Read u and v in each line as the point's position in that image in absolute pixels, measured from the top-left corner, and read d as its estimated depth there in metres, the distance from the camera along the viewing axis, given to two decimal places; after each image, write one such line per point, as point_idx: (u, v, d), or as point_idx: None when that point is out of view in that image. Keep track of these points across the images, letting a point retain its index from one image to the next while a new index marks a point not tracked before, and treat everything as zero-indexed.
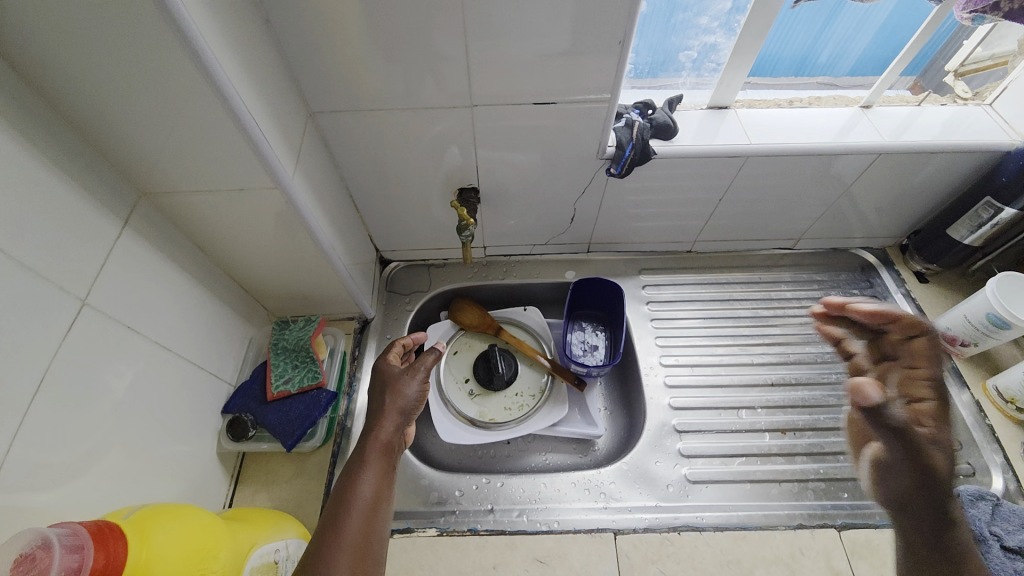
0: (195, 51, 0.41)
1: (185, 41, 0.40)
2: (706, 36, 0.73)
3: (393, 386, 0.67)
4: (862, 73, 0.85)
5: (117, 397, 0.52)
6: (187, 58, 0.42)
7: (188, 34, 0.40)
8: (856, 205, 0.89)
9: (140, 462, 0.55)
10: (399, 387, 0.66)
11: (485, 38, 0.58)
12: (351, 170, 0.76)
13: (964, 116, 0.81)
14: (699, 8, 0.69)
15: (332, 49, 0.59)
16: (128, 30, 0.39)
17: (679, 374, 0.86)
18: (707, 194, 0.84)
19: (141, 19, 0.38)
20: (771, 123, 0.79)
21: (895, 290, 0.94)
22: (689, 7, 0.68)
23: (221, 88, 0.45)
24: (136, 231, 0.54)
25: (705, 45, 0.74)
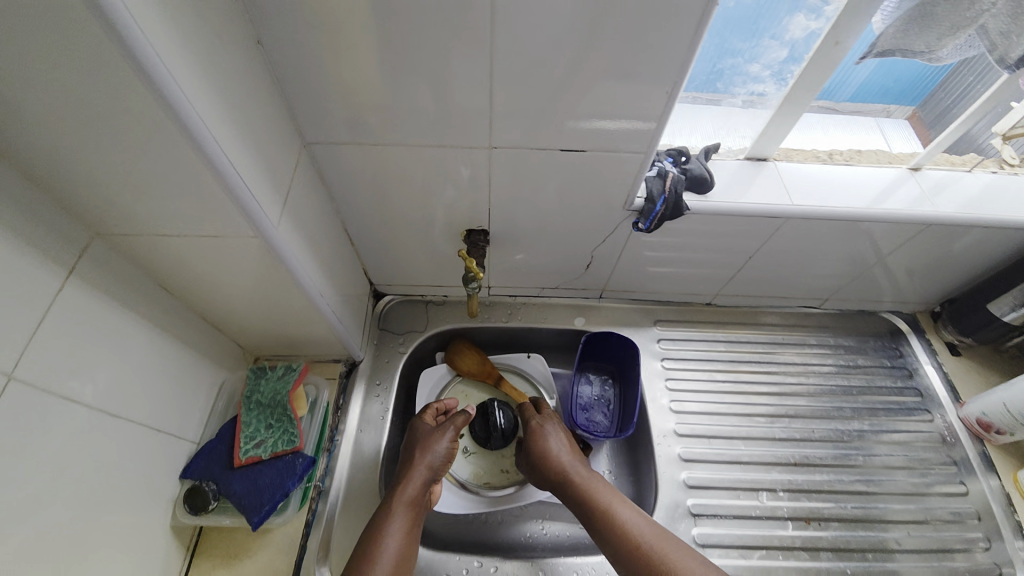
0: (157, 87, 0.33)
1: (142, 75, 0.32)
2: (754, 85, 0.66)
3: (425, 442, 0.69)
4: (863, 99, 0.77)
5: (52, 478, 0.43)
6: (145, 96, 0.33)
7: (150, 69, 0.32)
8: (890, 270, 0.83)
9: (78, 552, 0.46)
10: (429, 444, 0.69)
11: (514, 77, 0.51)
12: (348, 203, 0.68)
13: (1001, 188, 0.74)
14: (750, 55, 0.62)
15: (334, 76, 0.51)
16: (76, 61, 0.31)
17: (695, 447, 0.78)
18: (737, 250, 0.77)
19: (84, 48, 0.30)
20: (813, 181, 0.72)
21: (926, 361, 0.89)
22: (739, 53, 0.62)
23: (190, 129, 0.36)
24: (85, 280, 0.46)
25: (753, 92, 0.68)
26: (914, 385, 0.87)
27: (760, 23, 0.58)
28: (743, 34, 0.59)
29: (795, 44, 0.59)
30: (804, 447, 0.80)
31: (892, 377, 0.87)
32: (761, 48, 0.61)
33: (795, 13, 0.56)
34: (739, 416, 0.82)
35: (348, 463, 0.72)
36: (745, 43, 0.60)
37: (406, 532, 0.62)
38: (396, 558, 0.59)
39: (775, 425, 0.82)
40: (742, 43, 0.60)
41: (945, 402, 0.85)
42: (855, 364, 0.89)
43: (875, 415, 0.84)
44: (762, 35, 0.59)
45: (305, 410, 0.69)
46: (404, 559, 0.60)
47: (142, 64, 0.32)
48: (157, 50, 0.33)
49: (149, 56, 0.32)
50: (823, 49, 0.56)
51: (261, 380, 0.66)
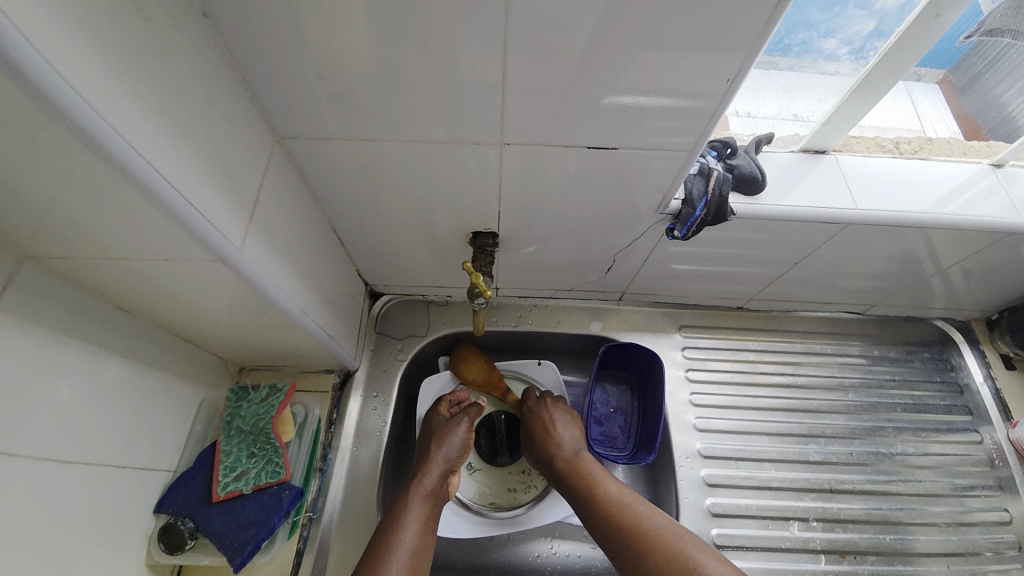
0: (43, 95, 0.24)
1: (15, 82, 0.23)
2: (828, 64, 0.57)
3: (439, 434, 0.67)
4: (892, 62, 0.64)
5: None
6: (32, 109, 0.25)
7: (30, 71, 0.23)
8: (951, 278, 0.74)
9: None
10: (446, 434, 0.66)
11: (532, 61, 0.41)
12: (336, 203, 0.59)
13: None
14: (828, 27, 0.53)
15: (307, 57, 0.41)
16: None
17: (720, 471, 0.72)
18: (781, 256, 0.68)
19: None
20: (880, 177, 0.62)
21: (979, 378, 0.82)
22: (815, 25, 0.52)
23: (105, 146, 0.28)
24: (16, 314, 0.39)
25: (825, 73, 0.58)
26: (961, 403, 0.81)
27: None
28: (823, 2, 0.49)
29: (886, 15, 0.48)
30: (840, 472, 0.75)
31: (940, 395, 0.81)
32: (843, 19, 0.51)
33: None
34: (769, 436, 0.76)
35: (343, 485, 0.66)
36: (824, 13, 0.51)
37: (425, 524, 0.58)
38: (416, 549, 0.55)
39: (810, 446, 0.76)
40: (820, 13, 0.51)
41: (996, 420, 0.79)
42: (902, 379, 0.82)
43: (918, 435, 0.78)
44: (846, 2, 0.50)
45: (293, 433, 0.63)
46: (423, 552, 0.55)
47: (13, 64, 0.23)
48: (36, 45, 0.24)
49: (22, 53, 0.23)
50: (920, 21, 0.45)
51: (242, 403, 0.59)
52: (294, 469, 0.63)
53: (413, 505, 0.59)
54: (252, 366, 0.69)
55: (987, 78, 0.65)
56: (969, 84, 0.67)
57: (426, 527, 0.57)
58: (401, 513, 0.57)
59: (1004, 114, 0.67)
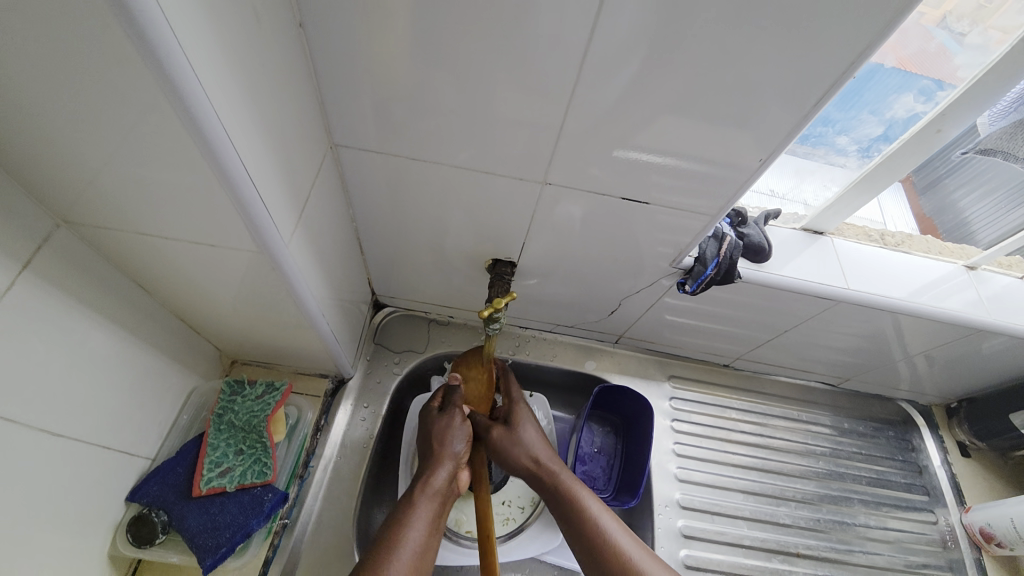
0: (169, 79, 0.27)
1: (150, 62, 0.26)
2: (836, 158, 0.63)
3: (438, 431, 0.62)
4: None
5: None
6: (155, 84, 0.27)
7: (161, 51, 0.26)
8: (921, 365, 0.80)
9: None
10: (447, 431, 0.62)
11: (587, 114, 0.45)
12: (365, 212, 0.60)
13: (1009, 292, 0.71)
14: (842, 126, 0.60)
15: (380, 73, 0.44)
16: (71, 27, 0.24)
17: (696, 523, 0.74)
18: (773, 322, 0.72)
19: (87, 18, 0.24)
20: (869, 262, 0.68)
21: (937, 461, 0.87)
22: (833, 121, 0.59)
23: (205, 135, 0.30)
24: (44, 275, 0.38)
25: (830, 167, 0.64)
26: (920, 482, 0.86)
27: (863, 94, 0.56)
28: (843, 104, 0.57)
29: (893, 124, 0.56)
30: (807, 537, 0.77)
31: (901, 472, 0.86)
32: (856, 121, 0.59)
33: (902, 91, 0.55)
34: (744, 493, 0.78)
35: (321, 495, 0.64)
36: (843, 112, 0.58)
37: (430, 527, 0.55)
38: (417, 555, 0.52)
39: (782, 509, 0.79)
40: (839, 112, 0.58)
41: (951, 503, 0.84)
42: (867, 453, 0.87)
43: (879, 509, 0.82)
44: (862, 108, 0.57)
45: (283, 434, 0.62)
46: (425, 558, 0.53)
47: (153, 45, 0.25)
48: (179, 40, 0.26)
49: (165, 40, 0.25)
50: (922, 132, 0.52)
51: (236, 398, 0.59)
52: (278, 472, 0.62)
53: (418, 508, 0.56)
54: (245, 361, 0.67)
55: (947, 183, 0.74)
56: (931, 185, 0.75)
57: (429, 530, 0.54)
58: (406, 515, 0.54)
59: (959, 218, 0.77)
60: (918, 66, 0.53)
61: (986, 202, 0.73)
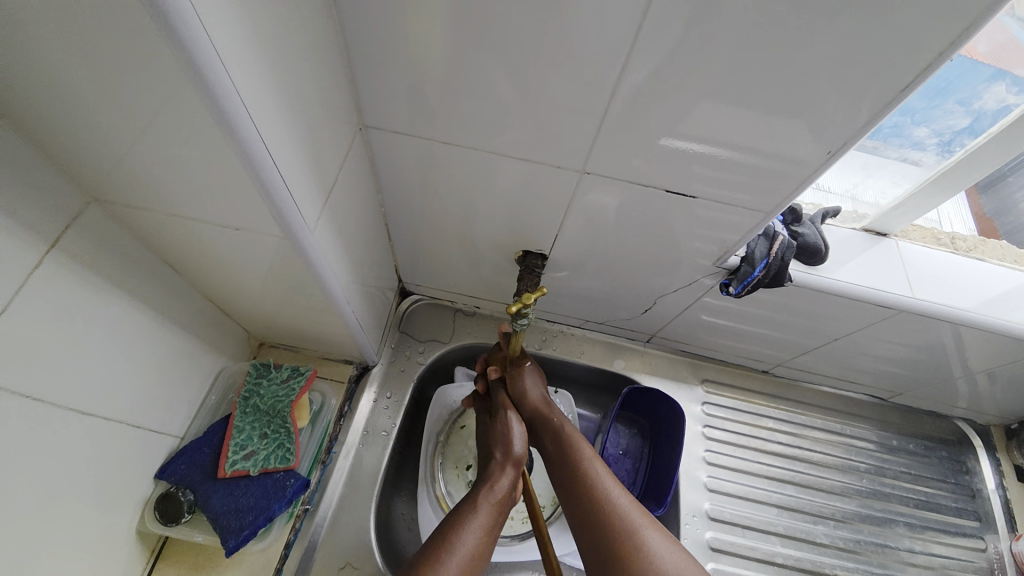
0: (187, 55, 0.25)
1: (167, 35, 0.24)
2: (911, 152, 0.57)
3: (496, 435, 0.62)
4: None
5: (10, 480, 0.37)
6: (177, 62, 0.25)
7: (181, 28, 0.24)
8: (985, 383, 0.73)
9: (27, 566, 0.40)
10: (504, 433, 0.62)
11: (634, 99, 0.42)
12: (394, 198, 0.59)
13: None
14: (922, 116, 0.54)
15: (412, 53, 0.41)
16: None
17: (725, 536, 0.71)
18: (821, 329, 0.67)
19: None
20: (935, 268, 0.62)
21: (993, 486, 0.81)
22: (913, 111, 0.53)
23: (228, 116, 0.29)
24: (73, 253, 0.38)
25: (903, 162, 0.58)
26: (973, 508, 0.79)
27: (950, 82, 0.51)
28: (929, 92, 0.51)
29: (982, 115, 0.50)
30: (844, 559, 0.73)
31: (952, 496, 0.80)
32: (938, 111, 0.53)
33: (994, 81, 0.50)
34: (778, 508, 0.74)
35: (342, 481, 0.64)
36: (926, 101, 0.52)
37: (489, 529, 0.53)
38: (474, 553, 0.50)
39: (819, 527, 0.74)
40: (921, 101, 0.52)
41: (1002, 530, 0.78)
42: (915, 473, 0.81)
43: (925, 533, 0.77)
44: (947, 97, 0.52)
45: (306, 420, 0.62)
46: (480, 559, 0.51)
47: (171, 18, 0.23)
48: (202, 16, 0.25)
49: (185, 14, 0.24)
50: (1014, 126, 0.46)
51: (262, 382, 0.60)
52: (301, 457, 0.62)
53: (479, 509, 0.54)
54: (272, 344, 0.68)
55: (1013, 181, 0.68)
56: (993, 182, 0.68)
57: (489, 532, 0.52)
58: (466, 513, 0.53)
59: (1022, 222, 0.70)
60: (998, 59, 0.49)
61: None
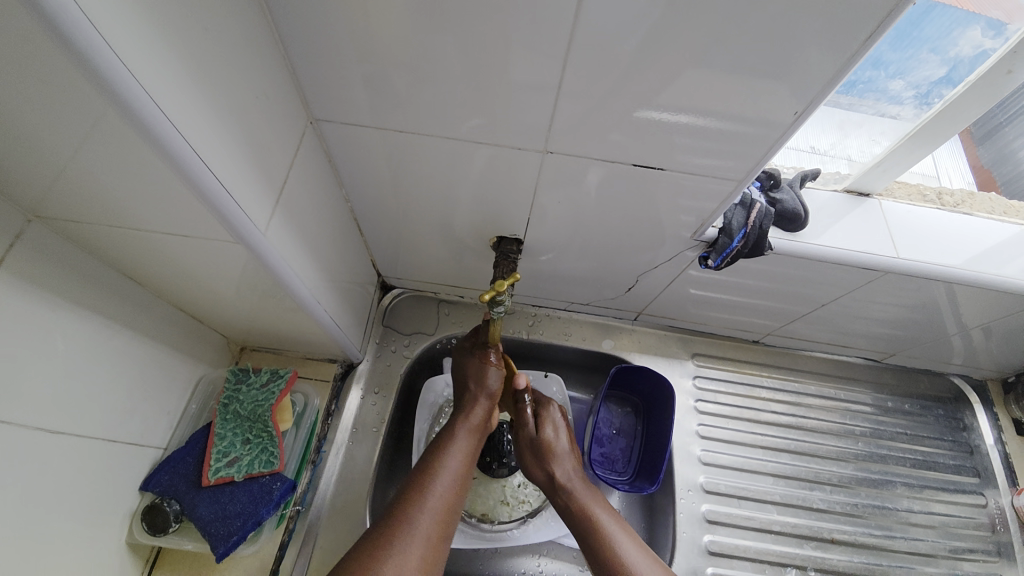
0: (85, 61, 0.24)
1: (54, 41, 0.22)
2: (889, 106, 0.55)
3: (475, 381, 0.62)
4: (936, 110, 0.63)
5: None
6: (72, 70, 0.24)
7: (69, 32, 0.22)
8: (977, 339, 0.72)
9: None
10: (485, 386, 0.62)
11: (588, 71, 0.40)
12: (359, 191, 0.57)
13: None
14: (897, 68, 0.51)
15: (351, 37, 0.39)
16: None
17: (721, 508, 0.71)
18: (810, 295, 0.66)
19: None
20: (922, 226, 0.60)
21: (990, 441, 0.80)
22: (885, 64, 0.51)
23: (144, 122, 0.27)
24: (21, 276, 0.37)
25: (883, 117, 0.56)
26: (971, 464, 0.79)
27: (923, 28, 0.47)
28: (898, 41, 0.49)
29: (958, 63, 0.48)
30: (842, 523, 0.73)
31: (950, 454, 0.80)
32: (913, 62, 0.51)
33: (969, 24, 0.46)
34: (774, 477, 0.74)
35: (333, 480, 0.64)
36: (897, 52, 0.50)
37: (468, 456, 0.57)
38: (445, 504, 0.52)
39: (815, 493, 0.74)
40: (893, 51, 0.50)
41: (1002, 485, 0.78)
42: (912, 433, 0.81)
43: (923, 493, 0.77)
44: (920, 45, 0.49)
45: (289, 423, 0.62)
46: (463, 486, 0.55)
47: (56, 23, 0.22)
48: (89, 16, 0.23)
49: (72, 18, 0.22)
50: (991, 73, 0.45)
51: (242, 387, 0.60)
52: (287, 460, 0.62)
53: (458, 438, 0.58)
54: (253, 348, 0.67)
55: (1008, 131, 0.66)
56: (988, 134, 0.66)
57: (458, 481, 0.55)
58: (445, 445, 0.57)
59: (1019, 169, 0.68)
60: (975, 1, 0.45)
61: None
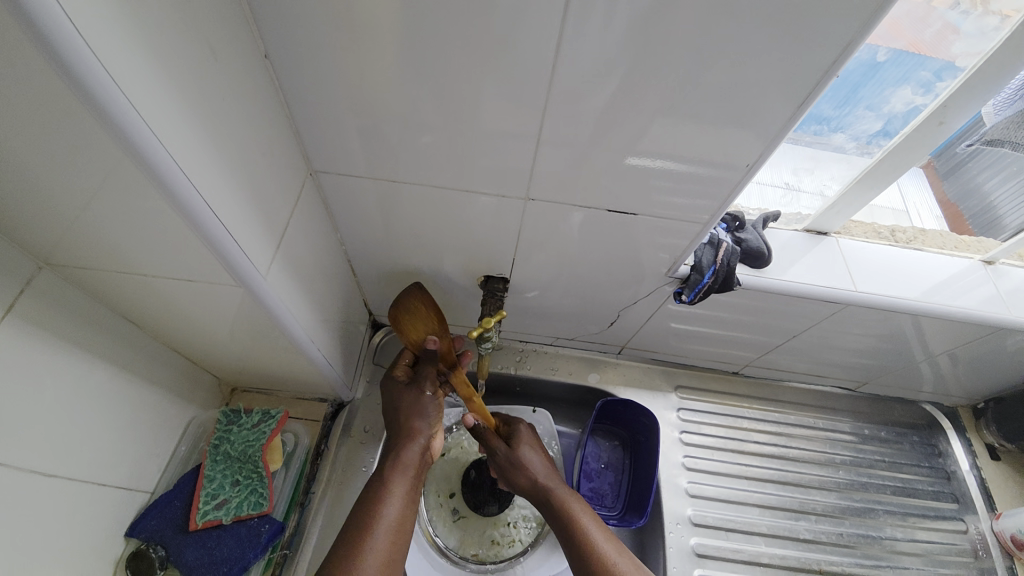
0: (121, 129, 0.27)
1: (97, 113, 0.26)
2: (836, 155, 0.62)
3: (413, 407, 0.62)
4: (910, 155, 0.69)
5: None
6: (107, 136, 0.27)
7: (110, 105, 0.26)
8: (942, 366, 0.76)
9: None
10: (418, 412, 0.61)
11: (564, 126, 0.45)
12: (353, 235, 0.60)
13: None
14: (838, 123, 0.58)
15: (352, 99, 0.44)
16: (20, 90, 0.25)
17: (710, 541, 0.72)
18: (782, 326, 0.69)
19: (30, 76, 0.24)
20: (877, 261, 0.65)
21: (966, 466, 0.83)
22: (828, 119, 0.58)
23: (164, 177, 0.31)
24: (29, 320, 0.39)
25: (831, 165, 0.63)
26: (949, 489, 0.81)
27: (860, 89, 0.54)
28: (838, 100, 0.55)
29: (892, 118, 0.55)
30: (830, 553, 0.74)
31: (928, 480, 0.82)
32: (851, 118, 0.57)
33: (901, 84, 0.53)
34: (761, 508, 0.75)
35: (321, 522, 0.64)
36: (837, 109, 0.56)
37: (406, 500, 0.56)
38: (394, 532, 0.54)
39: (801, 523, 0.75)
40: (834, 109, 0.57)
41: (981, 510, 0.79)
42: (890, 460, 0.83)
43: (906, 520, 0.78)
44: (857, 104, 0.56)
45: (280, 463, 0.63)
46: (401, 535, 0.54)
47: (101, 100, 0.26)
48: (126, 91, 0.27)
49: (114, 94, 0.26)
50: (924, 126, 0.51)
51: (232, 428, 0.60)
52: (276, 501, 0.62)
53: (394, 483, 0.56)
54: (244, 388, 0.68)
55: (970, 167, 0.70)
56: (952, 170, 0.71)
57: (406, 504, 0.56)
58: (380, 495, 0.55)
59: (986, 204, 0.71)
60: (928, 46, 0.50)
61: (1013, 185, 0.68)
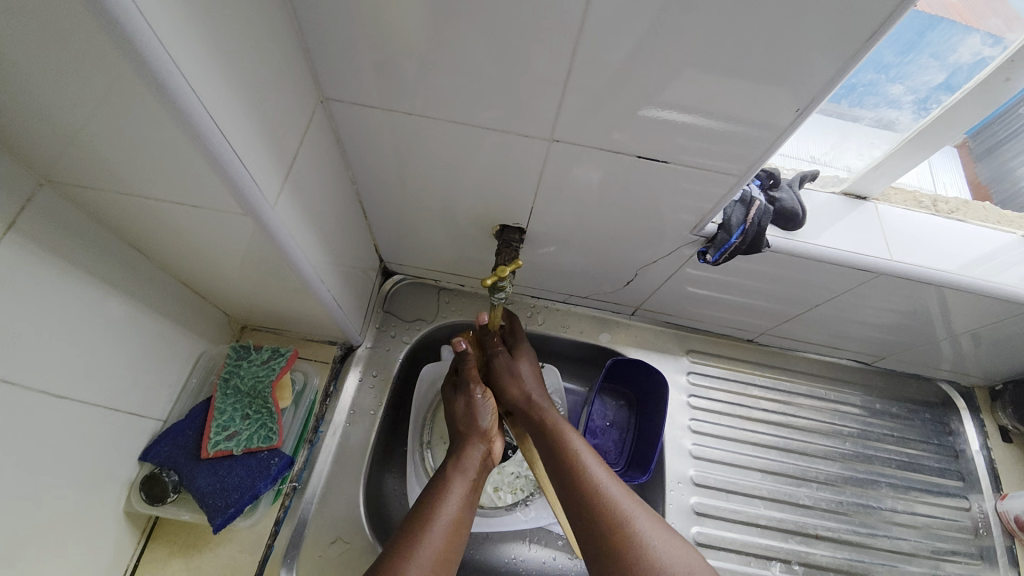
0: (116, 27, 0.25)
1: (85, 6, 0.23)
2: (887, 110, 0.56)
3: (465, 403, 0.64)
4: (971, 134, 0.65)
5: None
6: (101, 35, 0.25)
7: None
8: (965, 345, 0.73)
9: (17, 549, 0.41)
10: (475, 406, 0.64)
11: (595, 64, 0.40)
12: (365, 174, 0.58)
13: None
14: (897, 73, 0.52)
15: (362, 20, 0.40)
16: None
17: (709, 501, 0.72)
18: (803, 294, 0.67)
19: None
20: (915, 230, 0.61)
21: (976, 446, 0.82)
22: (887, 68, 0.52)
23: (170, 91, 0.28)
24: (33, 240, 0.38)
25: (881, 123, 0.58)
26: (956, 467, 0.81)
27: (926, 35, 0.49)
28: (902, 46, 0.49)
29: (958, 70, 0.49)
30: (828, 519, 0.75)
31: (935, 456, 0.82)
32: (914, 67, 0.51)
33: (970, 32, 0.48)
34: (762, 472, 0.76)
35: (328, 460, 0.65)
36: (900, 56, 0.50)
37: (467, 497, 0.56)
38: (454, 521, 0.53)
39: (802, 489, 0.76)
40: (896, 56, 0.51)
41: (987, 491, 0.79)
42: (898, 435, 0.82)
43: (908, 493, 0.78)
44: (922, 51, 0.50)
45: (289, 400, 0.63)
46: (462, 526, 0.53)
47: None
48: None
49: None
50: (989, 80, 0.46)
51: (242, 363, 0.61)
52: (286, 437, 0.63)
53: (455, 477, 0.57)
54: (254, 327, 0.68)
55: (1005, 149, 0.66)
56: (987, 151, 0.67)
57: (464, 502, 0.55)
58: (440, 488, 0.55)
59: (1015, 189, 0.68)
60: (975, 15, 0.47)
61: None
